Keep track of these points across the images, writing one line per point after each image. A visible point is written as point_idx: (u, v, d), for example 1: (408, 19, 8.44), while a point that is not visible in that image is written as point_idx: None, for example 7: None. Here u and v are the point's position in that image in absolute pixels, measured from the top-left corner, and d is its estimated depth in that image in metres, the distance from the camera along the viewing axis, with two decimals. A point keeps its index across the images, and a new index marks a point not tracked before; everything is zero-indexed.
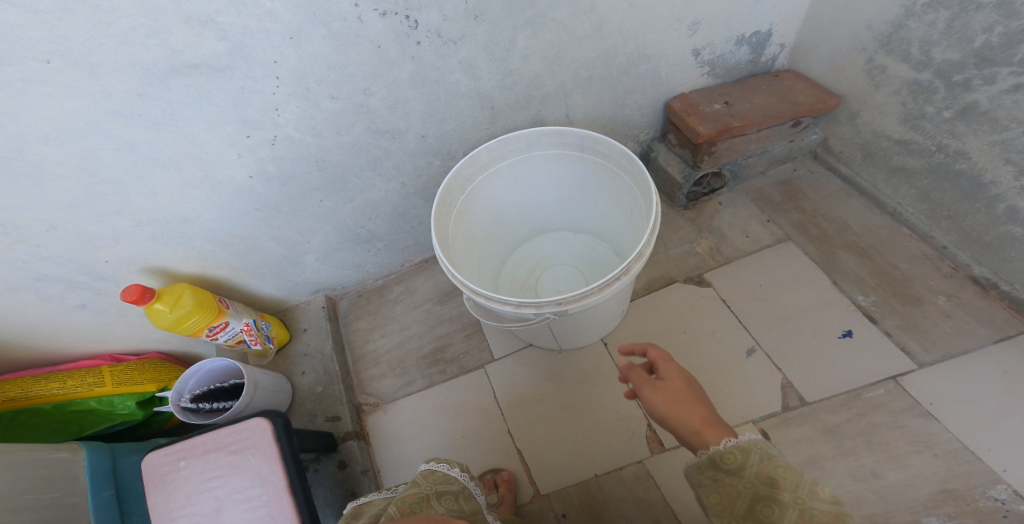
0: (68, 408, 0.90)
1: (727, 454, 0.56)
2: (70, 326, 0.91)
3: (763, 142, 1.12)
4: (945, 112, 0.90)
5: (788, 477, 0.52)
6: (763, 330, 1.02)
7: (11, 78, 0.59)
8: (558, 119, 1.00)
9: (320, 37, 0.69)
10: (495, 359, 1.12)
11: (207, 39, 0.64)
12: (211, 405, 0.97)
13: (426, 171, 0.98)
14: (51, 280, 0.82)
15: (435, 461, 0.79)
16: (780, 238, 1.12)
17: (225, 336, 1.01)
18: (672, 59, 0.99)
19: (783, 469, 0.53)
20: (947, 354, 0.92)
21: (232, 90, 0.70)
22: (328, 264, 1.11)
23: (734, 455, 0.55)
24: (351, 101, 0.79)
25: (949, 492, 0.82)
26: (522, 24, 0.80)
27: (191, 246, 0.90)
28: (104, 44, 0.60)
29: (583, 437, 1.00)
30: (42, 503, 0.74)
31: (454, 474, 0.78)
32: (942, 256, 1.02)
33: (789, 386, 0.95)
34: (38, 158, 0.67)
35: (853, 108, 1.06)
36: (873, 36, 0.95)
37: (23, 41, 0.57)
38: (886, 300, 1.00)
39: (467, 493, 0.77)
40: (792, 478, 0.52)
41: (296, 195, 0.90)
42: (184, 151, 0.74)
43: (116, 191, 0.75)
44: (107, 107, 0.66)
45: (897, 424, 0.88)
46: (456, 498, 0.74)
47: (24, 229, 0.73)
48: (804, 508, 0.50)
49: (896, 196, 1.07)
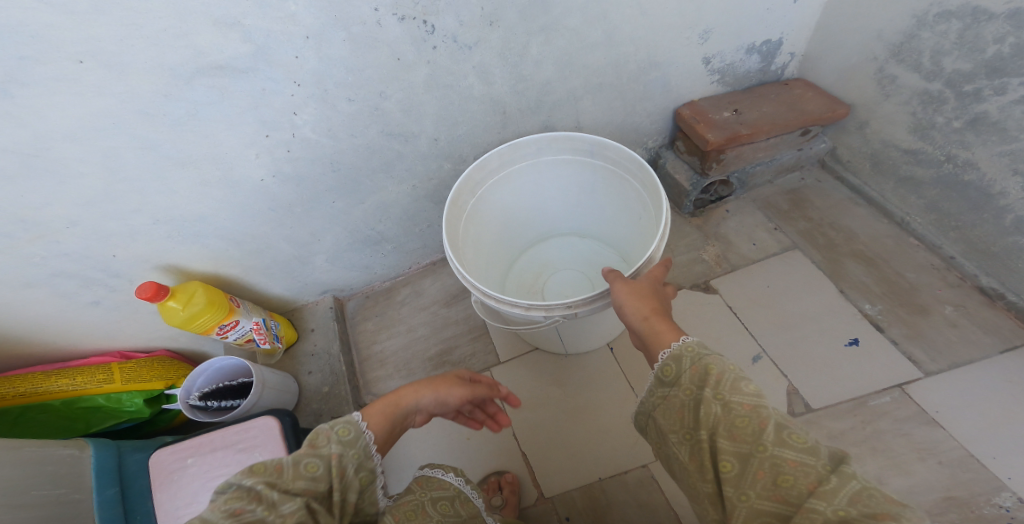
0: (76, 405, 0.91)
1: (666, 362, 0.59)
2: (83, 322, 0.92)
3: (771, 150, 1.13)
4: (955, 122, 0.91)
5: (714, 374, 0.54)
6: (768, 337, 1.02)
7: (43, 78, 0.60)
8: (568, 125, 1.01)
9: (340, 40, 0.70)
10: (501, 361, 1.12)
11: (232, 41, 0.65)
12: (218, 404, 0.98)
13: (437, 174, 0.99)
14: (67, 276, 0.83)
15: (428, 466, 0.71)
16: (787, 246, 1.12)
17: (235, 334, 1.02)
18: (683, 67, 1.00)
19: (711, 367, 0.55)
20: (953, 363, 0.93)
21: (252, 91, 0.72)
22: (337, 264, 1.12)
23: (669, 366, 0.58)
24: (366, 103, 0.80)
25: (953, 500, 0.82)
26: (536, 30, 0.81)
27: (204, 245, 0.91)
28: (134, 45, 0.61)
29: (587, 441, 1.00)
30: (48, 498, 0.74)
31: (449, 479, 0.69)
32: (949, 266, 1.02)
33: (794, 393, 0.96)
34: (63, 155, 0.68)
35: (862, 117, 1.07)
36: (883, 46, 0.95)
37: (57, 41, 0.58)
38: (893, 309, 1.00)
39: (464, 497, 0.68)
40: (718, 376, 0.54)
41: (309, 196, 0.91)
42: (204, 151, 0.76)
43: (136, 189, 0.76)
44: (133, 106, 0.67)
45: (902, 431, 0.89)
46: (452, 503, 0.66)
47: (45, 225, 0.74)
48: (725, 402, 0.52)
49: (903, 206, 1.08)
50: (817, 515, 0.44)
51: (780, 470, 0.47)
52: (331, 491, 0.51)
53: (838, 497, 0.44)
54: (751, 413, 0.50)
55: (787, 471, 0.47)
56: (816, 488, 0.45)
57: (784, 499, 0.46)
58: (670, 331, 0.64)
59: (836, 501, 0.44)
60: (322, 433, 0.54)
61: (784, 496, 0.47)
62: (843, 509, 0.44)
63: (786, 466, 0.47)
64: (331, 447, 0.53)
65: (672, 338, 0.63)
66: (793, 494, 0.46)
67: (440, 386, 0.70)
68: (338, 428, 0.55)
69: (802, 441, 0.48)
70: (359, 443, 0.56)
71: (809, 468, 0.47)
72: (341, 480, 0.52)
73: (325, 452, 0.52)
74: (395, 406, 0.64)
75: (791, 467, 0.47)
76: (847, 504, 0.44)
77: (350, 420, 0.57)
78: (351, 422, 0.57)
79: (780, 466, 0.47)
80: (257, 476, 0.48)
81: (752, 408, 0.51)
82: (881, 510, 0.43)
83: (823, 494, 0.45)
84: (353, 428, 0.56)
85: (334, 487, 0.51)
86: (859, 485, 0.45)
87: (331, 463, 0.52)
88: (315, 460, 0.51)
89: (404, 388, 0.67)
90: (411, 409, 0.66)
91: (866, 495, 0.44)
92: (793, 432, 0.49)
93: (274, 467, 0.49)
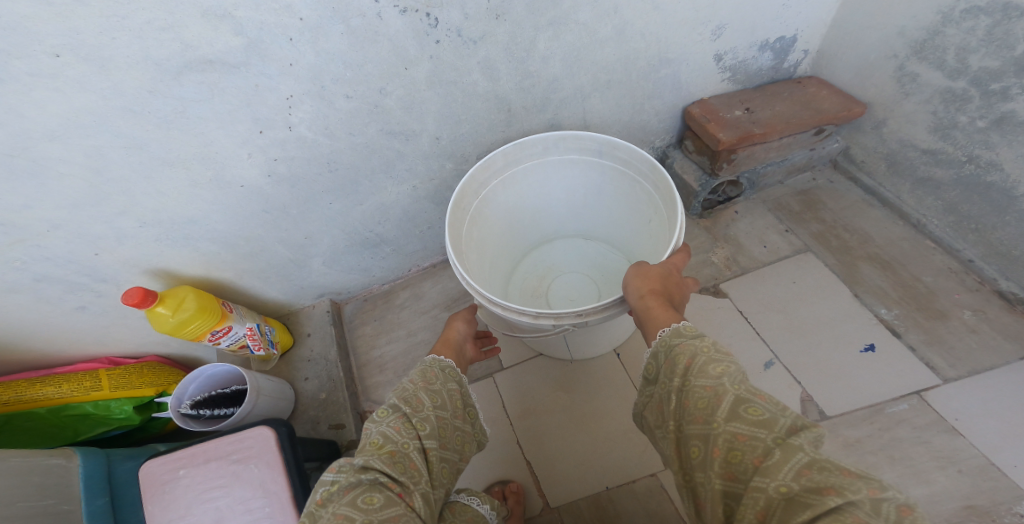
0: (63, 413, 0.87)
1: (651, 358, 0.63)
2: (69, 328, 0.88)
3: (784, 150, 1.10)
4: (979, 121, 0.88)
5: (683, 360, 0.56)
6: (781, 342, 0.99)
7: (18, 72, 0.56)
8: (575, 123, 0.97)
9: (338, 33, 0.66)
10: (504, 367, 1.09)
11: (223, 34, 0.61)
12: (212, 412, 0.93)
13: (439, 175, 0.95)
14: (51, 281, 0.78)
15: (467, 492, 0.72)
16: (799, 249, 1.09)
17: (228, 340, 0.98)
18: (695, 64, 0.96)
19: (682, 354, 0.57)
20: (973, 370, 0.90)
21: (246, 88, 0.67)
22: (335, 267, 1.08)
23: (651, 365, 0.62)
24: (365, 101, 0.76)
25: (974, 509, 0.79)
26: (544, 25, 0.77)
27: (195, 248, 0.87)
28: (117, 38, 0.57)
29: (594, 449, 0.97)
30: (35, 511, 0.70)
31: (482, 511, 0.70)
32: (967, 269, 1.00)
33: (809, 400, 0.93)
34: (42, 155, 0.63)
35: (879, 116, 1.04)
36: (905, 42, 0.92)
37: (33, 33, 0.54)
38: (910, 314, 0.97)
39: None
40: (687, 362, 0.56)
41: (304, 197, 0.87)
42: (193, 150, 0.71)
43: (121, 190, 0.72)
44: (117, 103, 0.62)
45: (921, 439, 0.86)
46: None
47: (25, 228, 0.70)
48: (690, 387, 0.54)
49: (920, 207, 1.05)
50: (760, 493, 0.44)
51: (730, 447, 0.48)
52: (455, 414, 0.68)
53: (781, 472, 0.44)
54: (708, 395, 0.51)
55: (736, 447, 0.47)
56: (761, 463, 0.45)
57: (736, 477, 0.47)
58: (663, 313, 0.66)
59: (780, 477, 0.44)
60: (433, 371, 0.71)
61: (735, 474, 0.47)
62: (787, 485, 0.44)
63: (735, 442, 0.47)
64: (444, 382, 0.70)
65: (665, 321, 0.64)
66: (742, 470, 0.47)
67: (468, 318, 0.90)
68: (440, 363, 0.73)
69: (757, 414, 0.48)
70: (458, 378, 0.74)
71: (757, 443, 0.46)
72: (457, 403, 0.70)
73: (443, 386, 0.69)
74: (451, 342, 0.82)
75: (739, 443, 0.47)
76: (791, 479, 0.43)
77: (447, 361, 0.75)
78: (448, 362, 0.75)
79: (729, 442, 0.48)
80: (412, 406, 0.63)
81: (711, 389, 0.51)
82: (827, 484, 0.42)
83: (766, 469, 0.45)
84: (449, 363, 0.74)
85: (456, 410, 0.69)
86: (808, 458, 0.44)
87: (449, 393, 0.69)
88: (438, 392, 0.68)
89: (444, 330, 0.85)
90: (460, 339, 0.85)
91: (815, 468, 0.43)
92: (751, 406, 0.49)
93: (416, 399, 0.64)
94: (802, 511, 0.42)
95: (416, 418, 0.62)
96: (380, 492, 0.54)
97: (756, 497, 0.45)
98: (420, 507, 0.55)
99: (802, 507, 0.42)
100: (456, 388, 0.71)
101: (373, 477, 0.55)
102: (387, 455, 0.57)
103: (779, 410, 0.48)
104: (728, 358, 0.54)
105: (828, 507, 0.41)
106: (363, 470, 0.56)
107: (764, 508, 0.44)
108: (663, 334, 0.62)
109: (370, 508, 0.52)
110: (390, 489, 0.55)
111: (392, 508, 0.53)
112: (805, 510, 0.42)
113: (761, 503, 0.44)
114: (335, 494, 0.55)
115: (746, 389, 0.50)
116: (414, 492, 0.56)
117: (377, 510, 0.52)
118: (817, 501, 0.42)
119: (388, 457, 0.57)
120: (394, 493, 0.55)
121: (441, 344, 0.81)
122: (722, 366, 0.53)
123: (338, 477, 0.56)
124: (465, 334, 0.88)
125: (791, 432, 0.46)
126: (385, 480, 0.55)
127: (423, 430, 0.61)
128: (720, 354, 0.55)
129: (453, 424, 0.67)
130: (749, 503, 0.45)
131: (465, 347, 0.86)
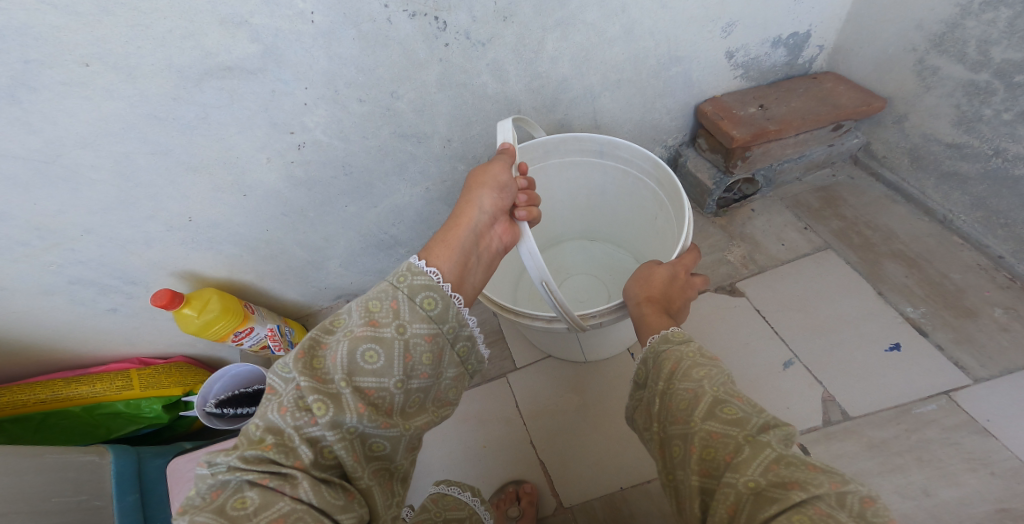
0: (97, 411, 0.90)
1: (640, 364, 0.62)
2: (102, 329, 0.92)
3: (801, 147, 1.09)
4: (1004, 114, 0.85)
5: (669, 365, 0.57)
6: (801, 341, 0.97)
7: (52, 81, 0.59)
8: (585, 124, 0.98)
9: (350, 38, 0.69)
10: (517, 367, 1.09)
11: (241, 40, 0.64)
12: (235, 411, 0.93)
13: (450, 177, 0.96)
14: (85, 284, 0.83)
15: (445, 484, 0.81)
16: (819, 246, 1.07)
17: (250, 341, 1.00)
18: (705, 61, 0.96)
19: (668, 360, 0.57)
20: (1006, 369, 0.86)
21: (264, 93, 0.70)
22: (351, 270, 1.09)
23: (641, 369, 0.61)
24: (378, 104, 0.78)
25: (1007, 512, 0.75)
26: (552, 26, 0.78)
27: (220, 250, 0.90)
28: (141, 47, 0.60)
29: (606, 450, 0.96)
30: (68, 506, 0.73)
31: (464, 499, 0.78)
32: (997, 265, 0.97)
33: (831, 400, 0.90)
34: (75, 161, 0.67)
35: (900, 111, 1.01)
36: (923, 36, 0.90)
37: (63, 44, 0.57)
38: (937, 312, 0.94)
39: (475, 518, 0.76)
40: (672, 366, 0.56)
41: (322, 199, 0.90)
42: (215, 154, 0.75)
43: (149, 195, 0.76)
44: (145, 111, 0.66)
45: (951, 440, 0.82)
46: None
47: (61, 232, 0.74)
48: (673, 390, 0.54)
49: (946, 202, 1.02)
50: (730, 488, 0.44)
51: (705, 444, 0.47)
52: (409, 377, 0.52)
53: (751, 467, 0.44)
54: (689, 396, 0.52)
55: (710, 444, 0.47)
56: (732, 459, 0.45)
57: (710, 473, 0.46)
58: (657, 321, 0.66)
59: (750, 472, 0.44)
60: (388, 307, 0.53)
61: (709, 470, 0.47)
62: (755, 480, 0.43)
63: (709, 439, 0.47)
64: (395, 331, 0.52)
65: (658, 328, 0.64)
66: (715, 466, 0.46)
67: (502, 184, 0.68)
68: (412, 279, 0.55)
69: (731, 413, 0.48)
70: (437, 315, 0.55)
71: (730, 439, 0.46)
72: (413, 357, 0.52)
73: (392, 336, 0.51)
74: (463, 231, 0.64)
75: (713, 440, 0.47)
76: (760, 474, 0.43)
77: (424, 274, 0.56)
78: (423, 285, 0.55)
79: (704, 440, 0.48)
80: (315, 381, 0.48)
81: (691, 391, 0.52)
82: (792, 478, 0.42)
83: (736, 464, 0.44)
84: (422, 277, 0.55)
85: (413, 369, 0.52)
86: (775, 453, 0.44)
87: (402, 345, 0.52)
88: (377, 350, 0.50)
89: (460, 207, 0.67)
90: (484, 224, 0.67)
91: (782, 463, 0.43)
92: (727, 406, 0.49)
93: (330, 368, 0.49)
94: (769, 505, 0.41)
95: (314, 398, 0.46)
96: (252, 489, 0.43)
97: (726, 492, 0.44)
98: (314, 495, 0.44)
99: (769, 502, 0.42)
100: (423, 334, 0.53)
101: (242, 474, 0.44)
102: (260, 449, 0.45)
103: (753, 411, 0.49)
104: (712, 363, 0.55)
105: (793, 500, 0.41)
106: (232, 467, 0.45)
107: (733, 504, 0.43)
108: (653, 341, 0.62)
109: (236, 513, 0.42)
110: (265, 483, 0.44)
111: (270, 510, 0.42)
112: (771, 504, 0.41)
113: (732, 498, 0.43)
114: (200, 497, 0.44)
115: (726, 391, 0.51)
116: (300, 481, 0.44)
117: (246, 516, 0.42)
118: (783, 495, 0.41)
119: (262, 451, 0.45)
120: (271, 486, 0.44)
121: (450, 232, 0.64)
122: (705, 369, 0.54)
123: (207, 475, 0.45)
124: (493, 213, 0.68)
125: (763, 430, 0.47)
126: (255, 476, 0.44)
127: (322, 414, 0.46)
128: (705, 359, 0.55)
129: (403, 391, 0.52)
130: (720, 498, 0.44)
131: (491, 236, 0.68)
